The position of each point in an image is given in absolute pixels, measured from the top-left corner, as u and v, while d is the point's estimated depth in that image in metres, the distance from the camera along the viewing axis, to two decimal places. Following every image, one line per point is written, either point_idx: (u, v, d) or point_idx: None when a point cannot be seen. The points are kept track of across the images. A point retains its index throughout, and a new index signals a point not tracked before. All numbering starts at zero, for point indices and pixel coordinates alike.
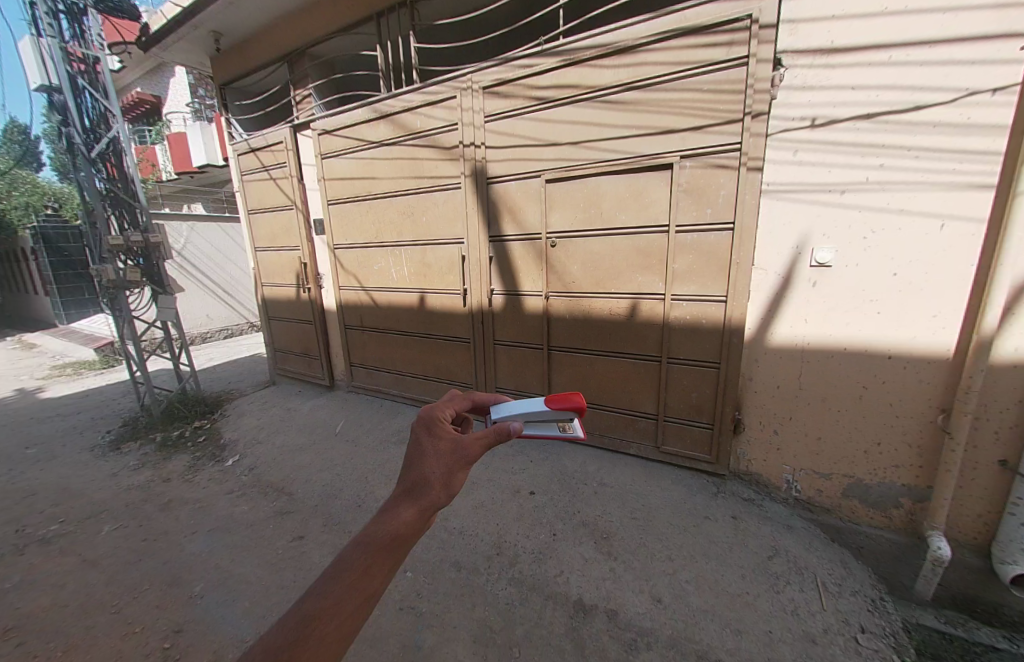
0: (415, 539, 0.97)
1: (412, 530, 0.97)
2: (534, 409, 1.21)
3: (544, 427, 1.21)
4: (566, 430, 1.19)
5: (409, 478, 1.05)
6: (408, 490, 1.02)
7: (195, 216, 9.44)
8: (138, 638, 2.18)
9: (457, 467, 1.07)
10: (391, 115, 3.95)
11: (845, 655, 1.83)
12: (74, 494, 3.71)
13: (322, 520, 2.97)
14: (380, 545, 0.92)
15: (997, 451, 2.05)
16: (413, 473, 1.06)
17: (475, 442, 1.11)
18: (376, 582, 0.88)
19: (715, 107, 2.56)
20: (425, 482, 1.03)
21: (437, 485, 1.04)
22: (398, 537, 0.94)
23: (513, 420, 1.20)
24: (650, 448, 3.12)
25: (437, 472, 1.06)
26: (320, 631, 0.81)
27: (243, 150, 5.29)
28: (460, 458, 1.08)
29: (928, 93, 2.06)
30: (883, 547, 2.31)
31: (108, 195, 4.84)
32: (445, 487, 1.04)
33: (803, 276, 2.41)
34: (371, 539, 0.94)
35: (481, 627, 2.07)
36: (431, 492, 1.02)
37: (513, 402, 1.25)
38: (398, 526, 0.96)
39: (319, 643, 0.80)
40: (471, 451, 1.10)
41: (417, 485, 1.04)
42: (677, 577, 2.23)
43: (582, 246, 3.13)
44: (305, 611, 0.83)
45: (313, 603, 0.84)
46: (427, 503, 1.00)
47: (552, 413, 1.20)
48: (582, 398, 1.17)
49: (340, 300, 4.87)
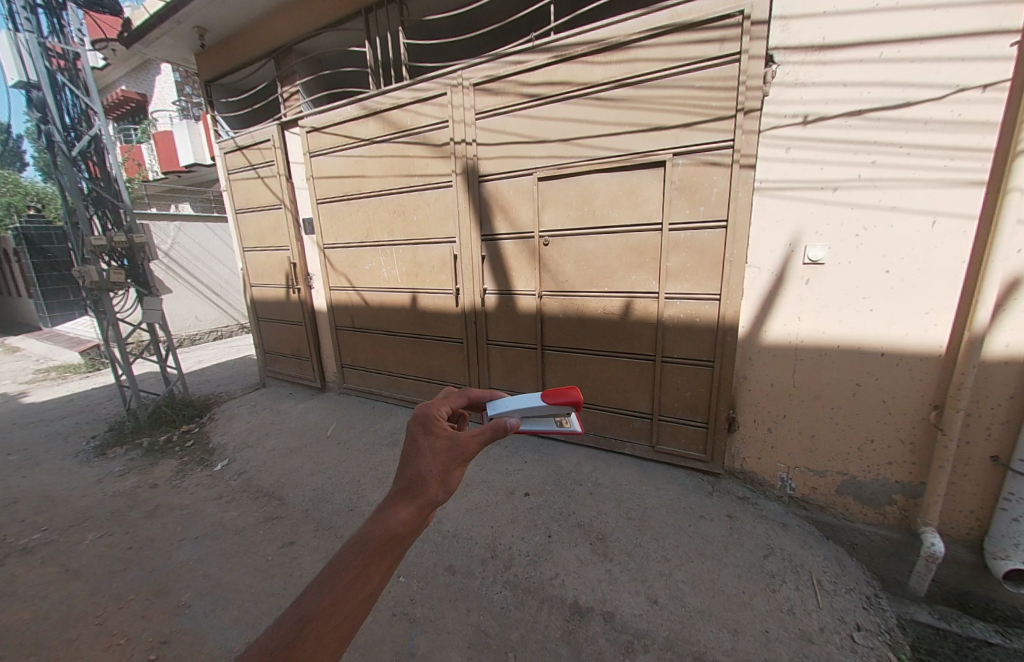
0: (413, 538, 0.93)
1: (409, 529, 0.93)
2: (531, 405, 1.18)
3: (540, 422, 1.19)
4: (564, 424, 1.17)
5: (405, 477, 1.01)
6: (404, 488, 0.98)
7: (183, 216, 9.29)
8: (122, 650, 2.11)
9: (453, 465, 1.03)
10: (381, 112, 3.89)
11: (842, 653, 1.83)
12: (56, 501, 3.61)
13: (314, 526, 2.91)
14: (377, 544, 0.89)
15: (990, 446, 2.06)
16: (409, 470, 1.02)
17: (471, 439, 1.07)
18: (373, 583, 0.85)
19: (707, 104, 2.54)
20: (420, 480, 0.99)
21: (433, 483, 1.00)
22: (395, 537, 0.90)
23: (509, 416, 1.18)
24: (645, 447, 3.11)
25: (434, 470, 1.02)
26: (319, 632, 0.79)
27: (230, 148, 5.19)
28: (456, 455, 1.04)
29: (917, 90, 2.06)
30: (877, 543, 2.32)
31: (90, 195, 4.72)
32: (442, 485, 1.01)
33: (796, 274, 2.41)
34: (368, 538, 0.91)
35: (476, 632, 2.04)
36: (428, 490, 0.99)
37: (510, 398, 1.23)
38: (395, 525, 0.92)
39: (317, 644, 0.78)
40: (467, 448, 1.06)
41: (413, 483, 1.00)
42: (673, 578, 2.22)
43: (575, 244, 3.10)
44: (301, 614, 0.81)
45: (310, 605, 0.82)
46: (424, 502, 0.96)
47: (549, 408, 1.16)
48: (580, 393, 1.12)
49: (330, 300, 4.80)
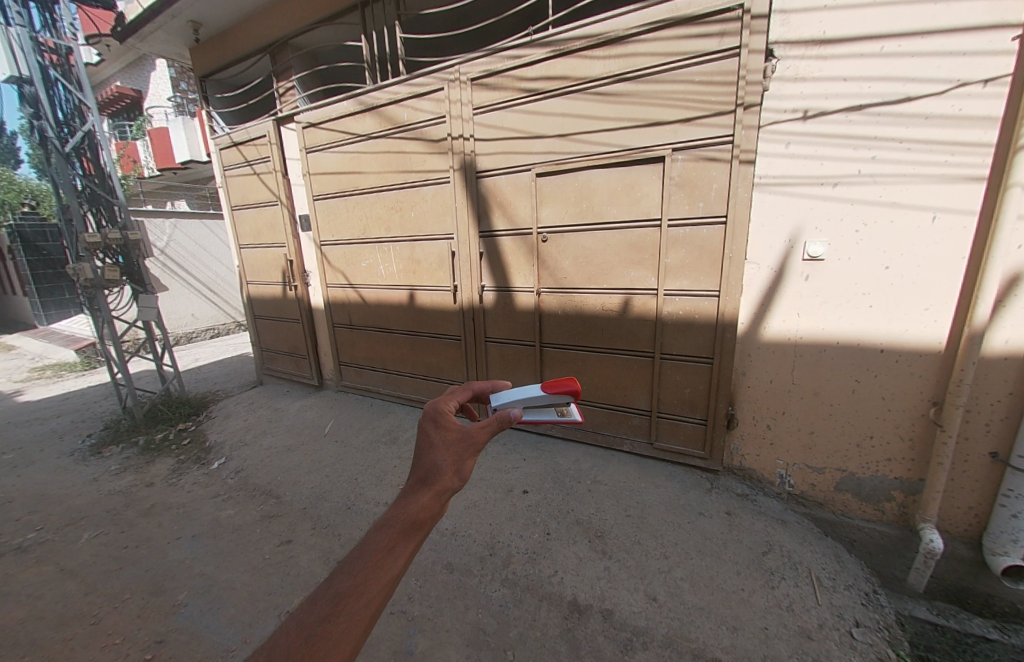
0: (434, 523, 0.95)
1: (429, 515, 0.94)
2: (532, 395, 1.20)
3: (542, 412, 1.21)
4: (564, 414, 1.23)
5: (420, 468, 1.03)
6: (420, 478, 1.00)
7: (179, 213, 9.22)
8: (118, 649, 2.10)
9: (465, 454, 1.05)
10: (377, 107, 3.85)
11: (841, 650, 1.82)
12: (50, 501, 3.57)
13: (311, 524, 2.89)
14: (401, 525, 0.91)
15: (989, 443, 2.06)
16: (423, 462, 1.04)
17: (481, 431, 1.09)
18: (399, 564, 0.86)
19: (707, 98, 2.52)
20: (434, 470, 1.02)
21: (447, 472, 1.03)
22: (418, 520, 0.92)
23: (512, 407, 1.17)
24: (644, 444, 3.10)
25: (446, 461, 1.05)
26: (348, 610, 0.80)
27: (225, 144, 5.14)
28: (468, 445, 1.06)
29: (918, 85, 2.04)
30: (875, 540, 2.32)
31: (84, 191, 4.66)
32: (456, 474, 1.04)
33: (795, 270, 2.40)
34: (393, 519, 0.92)
35: (474, 630, 2.03)
36: (443, 480, 1.00)
37: (512, 391, 1.23)
38: (416, 510, 0.94)
39: (349, 620, 0.79)
40: (479, 439, 1.08)
41: (428, 474, 1.02)
42: (672, 575, 2.21)
43: (573, 240, 3.08)
44: (334, 590, 0.82)
45: (343, 581, 0.83)
46: (442, 489, 0.98)
47: (549, 398, 1.19)
48: (577, 382, 1.15)
49: (328, 298, 4.76)
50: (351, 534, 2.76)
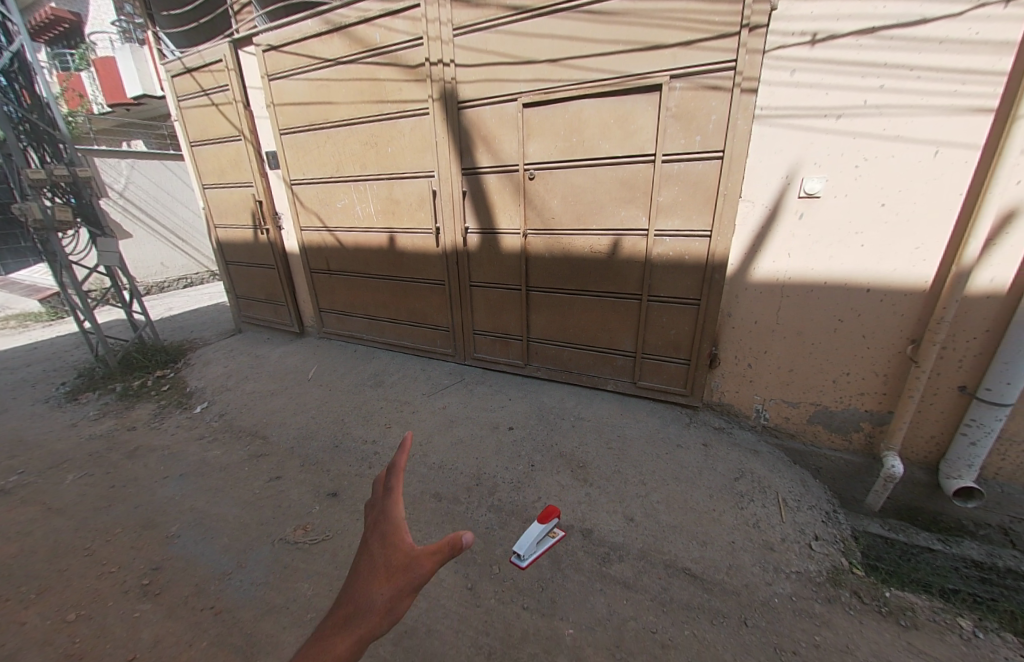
0: None
1: None
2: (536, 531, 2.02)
3: (544, 543, 2.05)
4: (553, 534, 2.13)
5: (348, 598, 0.78)
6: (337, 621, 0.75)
7: (135, 153, 8.46)
8: (115, 576, 2.11)
9: (403, 592, 0.78)
10: (345, 28, 3.44)
11: (800, 559, 2.00)
12: (28, 446, 3.50)
13: (299, 461, 2.93)
14: None
15: (958, 377, 2.15)
16: (352, 592, 0.78)
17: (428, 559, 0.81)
18: None
19: (709, 20, 2.31)
20: (360, 610, 0.76)
21: (376, 612, 0.77)
22: None
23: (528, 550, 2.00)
24: (627, 384, 3.17)
25: (379, 596, 0.78)
26: None
27: (176, 70, 4.60)
28: (408, 578, 0.79)
29: (937, 5, 1.89)
30: (839, 466, 2.50)
31: (19, 120, 4.15)
32: (387, 614, 0.77)
33: (789, 208, 2.34)
34: None
35: (462, 549, 2.14)
36: (370, 624, 0.75)
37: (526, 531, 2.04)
38: None
39: None
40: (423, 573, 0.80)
41: (352, 612, 0.77)
42: (649, 498, 2.34)
43: (562, 177, 2.92)
44: None
45: None
46: (361, 640, 0.73)
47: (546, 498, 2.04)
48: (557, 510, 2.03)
49: (302, 242, 4.52)
50: (340, 469, 2.81)
